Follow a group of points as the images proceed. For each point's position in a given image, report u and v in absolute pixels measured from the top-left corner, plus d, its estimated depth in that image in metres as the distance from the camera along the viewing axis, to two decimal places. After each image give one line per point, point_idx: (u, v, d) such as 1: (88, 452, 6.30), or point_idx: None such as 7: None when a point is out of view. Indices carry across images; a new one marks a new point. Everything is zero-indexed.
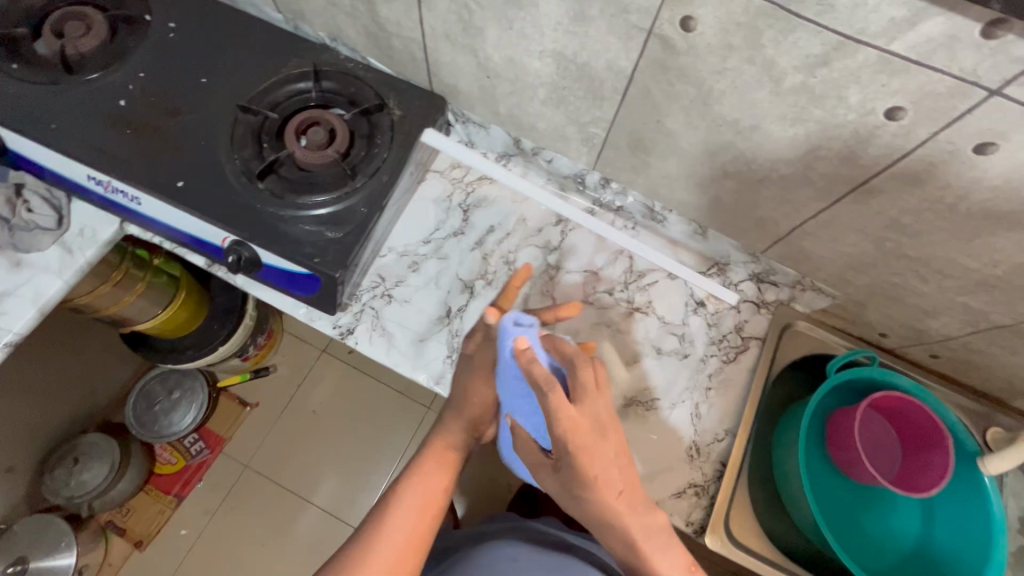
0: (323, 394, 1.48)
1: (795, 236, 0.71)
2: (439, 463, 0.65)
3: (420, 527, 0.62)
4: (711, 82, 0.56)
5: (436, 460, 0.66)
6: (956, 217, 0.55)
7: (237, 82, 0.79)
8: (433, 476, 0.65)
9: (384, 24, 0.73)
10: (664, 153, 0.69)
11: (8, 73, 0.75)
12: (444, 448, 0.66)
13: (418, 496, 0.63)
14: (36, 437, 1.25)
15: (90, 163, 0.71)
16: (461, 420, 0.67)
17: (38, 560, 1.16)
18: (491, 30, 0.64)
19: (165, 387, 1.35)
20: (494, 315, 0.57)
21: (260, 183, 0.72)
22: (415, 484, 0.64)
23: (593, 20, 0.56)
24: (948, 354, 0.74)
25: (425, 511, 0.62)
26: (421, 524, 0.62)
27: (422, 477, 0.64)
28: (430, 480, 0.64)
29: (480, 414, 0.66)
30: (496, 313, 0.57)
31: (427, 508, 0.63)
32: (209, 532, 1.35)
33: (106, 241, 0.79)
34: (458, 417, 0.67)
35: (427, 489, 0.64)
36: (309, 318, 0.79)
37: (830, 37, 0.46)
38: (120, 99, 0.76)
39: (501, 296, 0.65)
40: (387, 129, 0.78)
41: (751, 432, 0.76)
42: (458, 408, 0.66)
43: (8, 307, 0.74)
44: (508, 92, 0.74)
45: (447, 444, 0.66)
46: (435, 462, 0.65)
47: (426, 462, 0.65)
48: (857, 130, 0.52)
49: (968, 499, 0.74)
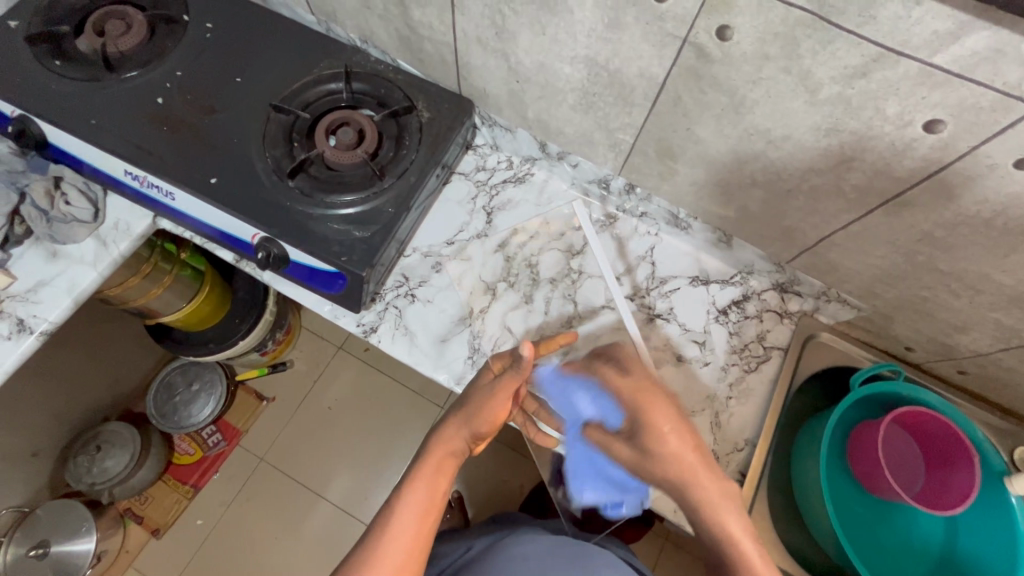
0: (339, 390, 1.50)
1: (822, 247, 0.70)
2: (441, 467, 0.64)
3: (423, 531, 0.60)
4: (744, 91, 0.56)
5: (439, 463, 0.64)
6: (992, 232, 0.54)
7: (270, 82, 0.80)
8: (436, 478, 0.63)
9: (417, 27, 0.74)
10: (691, 160, 0.69)
11: (51, 69, 0.78)
12: (446, 451, 0.65)
13: (421, 499, 0.61)
14: (61, 423, 1.28)
15: (127, 157, 0.73)
16: (467, 427, 0.65)
17: (59, 544, 1.19)
18: (524, 35, 0.65)
19: (185, 378, 1.38)
20: (529, 348, 0.60)
21: (291, 182, 0.73)
22: (417, 487, 0.62)
23: (628, 27, 0.57)
24: (977, 370, 0.73)
25: (427, 514, 0.61)
26: (423, 527, 0.60)
27: (425, 478, 0.63)
28: (435, 480, 0.63)
29: (489, 426, 0.66)
30: (530, 346, 0.61)
31: (429, 512, 0.61)
32: (223, 524, 1.37)
33: (140, 235, 0.81)
34: (466, 423, 0.65)
35: (431, 492, 0.62)
36: (333, 314, 0.80)
37: (870, 49, 0.46)
38: (158, 97, 0.78)
39: (541, 343, 0.70)
40: (415, 130, 0.79)
41: (772, 443, 0.76)
42: (466, 415, 0.65)
43: (44, 296, 0.76)
44: (537, 97, 0.74)
45: (449, 446, 0.65)
46: (436, 466, 0.64)
47: (428, 464, 0.64)
48: (893, 142, 0.52)
49: (994, 519, 0.73)
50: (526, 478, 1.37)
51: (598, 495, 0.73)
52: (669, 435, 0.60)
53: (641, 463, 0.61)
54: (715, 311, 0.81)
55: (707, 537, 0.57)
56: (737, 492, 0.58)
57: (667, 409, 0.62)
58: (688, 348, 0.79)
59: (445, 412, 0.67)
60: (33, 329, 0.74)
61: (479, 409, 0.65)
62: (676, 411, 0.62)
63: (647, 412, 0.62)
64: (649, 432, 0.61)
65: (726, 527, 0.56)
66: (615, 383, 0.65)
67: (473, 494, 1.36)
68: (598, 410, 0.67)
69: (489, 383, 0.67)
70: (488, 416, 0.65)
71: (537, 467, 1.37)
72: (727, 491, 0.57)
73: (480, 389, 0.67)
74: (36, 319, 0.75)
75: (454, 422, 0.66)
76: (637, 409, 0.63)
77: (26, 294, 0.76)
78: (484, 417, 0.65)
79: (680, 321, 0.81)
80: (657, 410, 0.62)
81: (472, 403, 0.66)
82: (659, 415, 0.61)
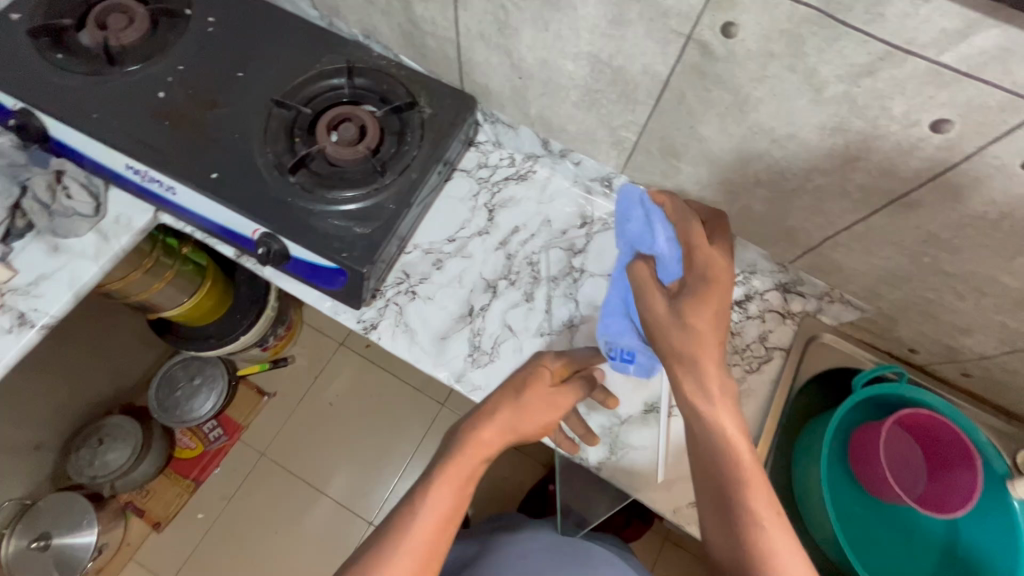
0: (340, 386, 1.50)
1: (826, 247, 0.70)
2: (475, 470, 0.61)
3: (445, 531, 0.57)
4: (749, 90, 0.55)
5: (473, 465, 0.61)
6: (999, 234, 0.54)
7: (272, 77, 0.80)
8: (469, 476, 0.60)
9: (419, 22, 0.74)
10: (695, 159, 0.69)
11: (53, 63, 0.78)
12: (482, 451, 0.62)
13: (450, 495, 0.58)
14: (63, 416, 1.29)
15: (129, 152, 0.73)
16: (508, 427, 0.64)
17: (60, 536, 1.19)
18: (527, 32, 0.65)
19: (187, 372, 1.38)
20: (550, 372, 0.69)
21: (292, 177, 0.73)
22: (448, 484, 0.59)
23: (632, 24, 0.56)
24: (981, 373, 0.72)
25: (452, 517, 0.57)
26: (448, 525, 0.57)
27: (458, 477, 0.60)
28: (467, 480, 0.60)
29: (543, 428, 0.67)
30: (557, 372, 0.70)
31: (455, 513, 0.58)
32: (224, 518, 1.38)
33: (141, 229, 0.81)
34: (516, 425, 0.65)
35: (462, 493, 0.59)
36: (333, 311, 0.80)
37: (877, 47, 0.45)
38: (160, 91, 0.77)
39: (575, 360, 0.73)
40: (417, 126, 0.78)
41: (772, 444, 0.76)
42: (512, 415, 0.64)
43: (46, 290, 0.76)
44: (540, 93, 0.74)
45: (484, 448, 0.62)
46: (469, 464, 0.61)
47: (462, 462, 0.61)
48: (899, 142, 0.51)
49: (995, 521, 0.73)
50: (526, 475, 1.36)
51: (621, 342, 0.71)
52: (707, 351, 0.55)
53: (670, 359, 0.58)
54: None
55: (724, 503, 0.51)
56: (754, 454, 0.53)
57: (720, 333, 0.56)
58: None
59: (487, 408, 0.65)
60: (33, 323, 0.74)
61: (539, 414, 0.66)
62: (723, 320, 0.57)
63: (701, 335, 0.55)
64: (682, 360, 0.57)
65: (721, 432, 0.54)
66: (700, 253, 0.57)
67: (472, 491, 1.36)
68: (666, 253, 0.60)
69: (549, 396, 0.67)
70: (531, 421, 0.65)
71: (536, 464, 1.37)
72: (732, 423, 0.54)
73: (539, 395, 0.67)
74: (38, 313, 0.75)
75: (500, 421, 0.64)
76: (682, 308, 0.56)
77: (27, 287, 0.76)
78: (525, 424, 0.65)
79: None
80: (710, 353, 0.55)
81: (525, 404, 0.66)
82: (699, 325, 0.56)
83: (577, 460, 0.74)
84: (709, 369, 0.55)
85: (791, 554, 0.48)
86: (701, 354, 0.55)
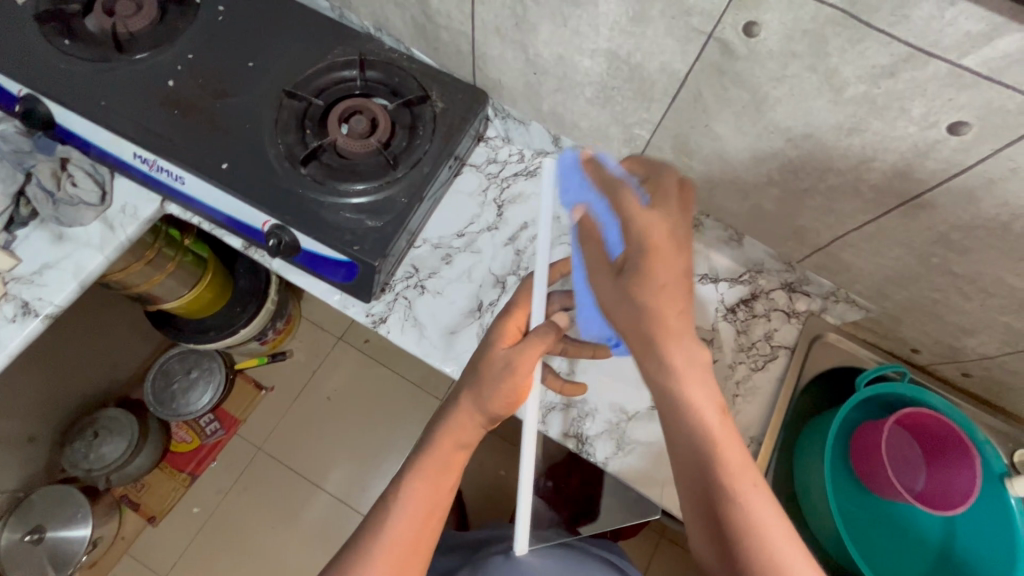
0: (339, 381, 1.49)
1: (835, 247, 0.70)
2: (449, 462, 0.62)
3: (425, 529, 0.60)
4: (768, 89, 0.56)
5: (445, 460, 0.62)
6: (1009, 236, 0.55)
7: (283, 67, 0.79)
8: (439, 477, 0.61)
9: (434, 15, 0.74)
10: (708, 158, 0.69)
11: (59, 48, 0.76)
12: (452, 444, 0.62)
13: (423, 493, 0.60)
14: (58, 408, 1.27)
15: (138, 140, 0.73)
16: (480, 409, 0.61)
17: (54, 530, 1.18)
18: (545, 27, 0.65)
19: (184, 366, 1.37)
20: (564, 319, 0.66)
21: (303, 169, 0.73)
22: (422, 480, 0.61)
23: (652, 20, 0.56)
24: (981, 373, 0.74)
25: (423, 528, 0.60)
26: (422, 523, 0.60)
27: (427, 475, 0.61)
28: (435, 479, 0.61)
29: (505, 408, 0.61)
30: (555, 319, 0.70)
31: (432, 510, 0.60)
32: (221, 512, 1.37)
33: (147, 219, 0.80)
34: (479, 411, 0.61)
35: (434, 494, 0.61)
36: (342, 305, 0.80)
37: (900, 49, 0.46)
38: (169, 80, 0.76)
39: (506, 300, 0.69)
40: (428, 120, 0.78)
41: (777, 440, 0.77)
42: (478, 396, 0.61)
43: (50, 279, 0.75)
44: (553, 89, 0.74)
45: (456, 441, 0.62)
46: (442, 461, 0.62)
47: (433, 462, 0.62)
48: (916, 144, 0.52)
49: (992, 517, 0.74)
50: None
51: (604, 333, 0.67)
52: (659, 288, 0.51)
53: (619, 301, 0.54)
54: (724, 308, 0.81)
55: (691, 451, 0.52)
56: (708, 362, 0.52)
57: (674, 260, 0.51)
58: None
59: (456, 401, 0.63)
60: (37, 312, 0.73)
61: (489, 398, 0.60)
62: (684, 270, 0.52)
63: (648, 261, 0.51)
64: (639, 275, 0.51)
65: (691, 401, 0.52)
66: (637, 216, 0.52)
67: (471, 487, 1.36)
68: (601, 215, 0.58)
69: (510, 355, 0.60)
70: (502, 396, 0.60)
71: None
72: (693, 358, 0.52)
73: (494, 373, 0.60)
74: (42, 302, 0.74)
75: (464, 412, 0.62)
76: (643, 254, 0.51)
77: (31, 276, 0.75)
78: (494, 396, 0.60)
79: (689, 319, 0.81)
80: (661, 264, 0.51)
81: (486, 386, 0.60)
82: (631, 211, 0.52)
83: (585, 455, 0.75)
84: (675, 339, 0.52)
85: (776, 527, 0.49)
86: (659, 279, 0.51)
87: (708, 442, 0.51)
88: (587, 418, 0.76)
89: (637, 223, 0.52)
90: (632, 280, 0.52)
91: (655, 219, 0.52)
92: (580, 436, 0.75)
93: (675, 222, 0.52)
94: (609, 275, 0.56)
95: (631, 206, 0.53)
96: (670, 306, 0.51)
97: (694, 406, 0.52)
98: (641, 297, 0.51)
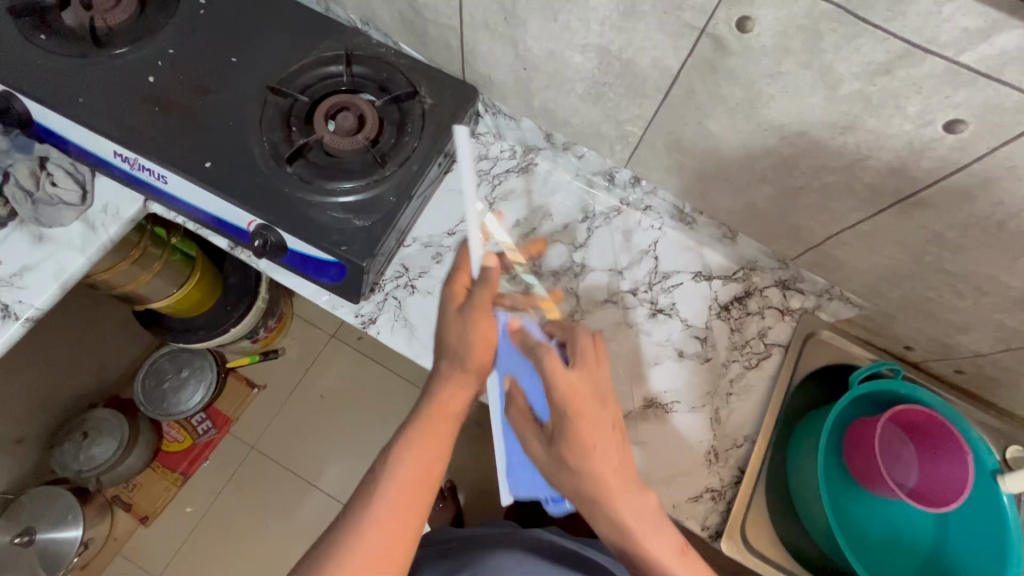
0: (332, 379, 1.48)
1: (829, 246, 0.70)
2: (439, 432, 0.60)
3: (417, 499, 0.57)
4: (761, 86, 0.55)
5: (435, 428, 0.60)
6: (1004, 235, 0.54)
7: (267, 63, 0.77)
8: (430, 446, 0.59)
9: (422, 9, 0.72)
10: (701, 155, 0.68)
11: (35, 43, 0.74)
12: (443, 414, 0.61)
13: (414, 461, 0.58)
14: (45, 409, 1.25)
15: (118, 138, 0.71)
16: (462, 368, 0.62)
17: (44, 532, 1.17)
18: (534, 22, 0.63)
19: (174, 365, 1.35)
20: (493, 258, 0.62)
21: (289, 168, 0.71)
22: (414, 448, 0.59)
23: (644, 16, 0.55)
24: (974, 370, 0.73)
25: (413, 504, 0.56)
26: (415, 492, 0.57)
27: (419, 442, 0.59)
28: (426, 447, 0.59)
29: (484, 360, 0.61)
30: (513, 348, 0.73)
31: (424, 478, 0.58)
32: (213, 512, 1.36)
33: (130, 219, 0.78)
34: (462, 369, 0.62)
35: (426, 462, 0.58)
36: (331, 305, 0.79)
37: (897, 45, 0.45)
38: (150, 76, 0.74)
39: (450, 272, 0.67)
40: (417, 117, 0.76)
41: (771, 439, 0.77)
42: (456, 356, 0.61)
43: (30, 281, 0.73)
44: (544, 85, 0.72)
45: (446, 410, 0.61)
46: (433, 431, 0.60)
47: (422, 433, 0.60)
48: (912, 142, 0.51)
49: (985, 512, 0.74)
50: None
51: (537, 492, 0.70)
52: (591, 452, 0.55)
53: (555, 467, 0.60)
54: (717, 307, 0.80)
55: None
56: (654, 506, 0.56)
57: (597, 420, 0.56)
58: (689, 345, 0.79)
59: (441, 368, 0.62)
60: (18, 315, 0.72)
61: (467, 356, 0.61)
62: (613, 422, 0.56)
63: (574, 424, 0.56)
64: (572, 445, 0.56)
65: (642, 546, 0.55)
66: (559, 380, 0.56)
67: (466, 485, 1.36)
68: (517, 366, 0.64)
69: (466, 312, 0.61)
70: (477, 349, 0.60)
71: None
72: (638, 506, 0.55)
73: (458, 337, 0.61)
74: (22, 305, 0.72)
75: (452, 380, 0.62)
76: (569, 417, 0.56)
77: (11, 278, 0.73)
78: (470, 351, 0.61)
79: (682, 318, 0.80)
80: (586, 426, 0.55)
81: (457, 347, 0.61)
82: (588, 429, 0.55)
83: None
84: (612, 486, 0.55)
85: None
86: (591, 442, 0.55)
87: (646, 550, 0.55)
88: None
89: (561, 388, 0.56)
90: (568, 452, 0.57)
91: (581, 376, 0.57)
92: None
93: (598, 383, 0.58)
94: (541, 439, 0.62)
95: (557, 365, 0.56)
96: (604, 462, 0.55)
97: (654, 560, 0.55)
98: (580, 465, 0.56)
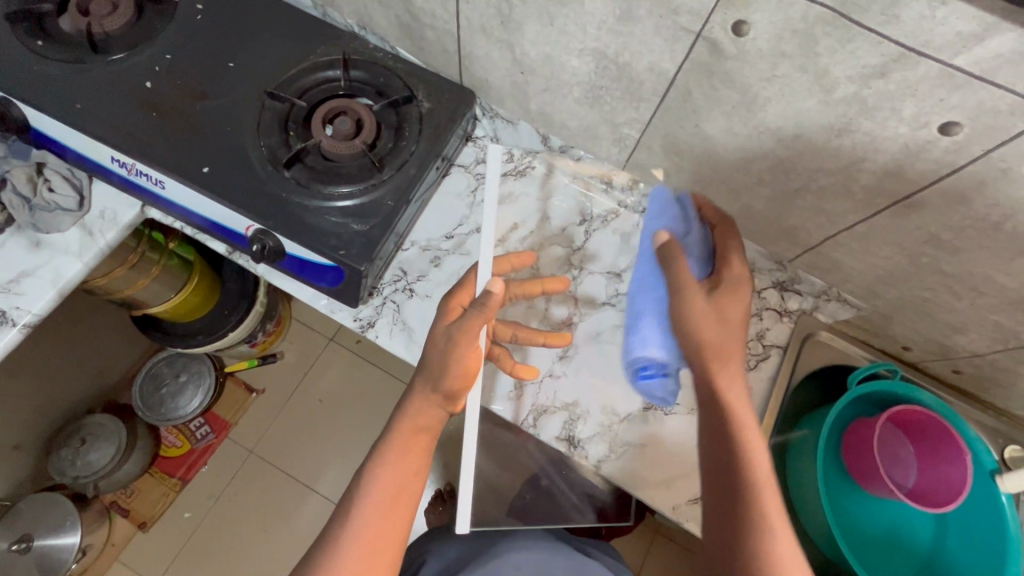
0: (330, 383, 1.48)
1: (826, 247, 0.70)
2: (413, 446, 0.60)
3: (393, 517, 0.58)
4: (758, 89, 0.55)
5: (408, 443, 0.60)
6: (1000, 237, 0.54)
7: (264, 68, 0.77)
8: (404, 463, 0.60)
9: (419, 14, 0.72)
10: (698, 157, 0.68)
11: (32, 49, 0.74)
12: (416, 428, 0.61)
13: (388, 479, 0.59)
14: (43, 415, 1.25)
15: (115, 144, 0.71)
16: (434, 387, 0.60)
17: (41, 539, 1.16)
18: (531, 26, 0.63)
19: (172, 370, 1.34)
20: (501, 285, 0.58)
21: (287, 172, 0.71)
22: (388, 467, 0.59)
23: (641, 19, 0.55)
24: (971, 370, 0.74)
25: (387, 523, 0.57)
26: (391, 509, 0.58)
27: (393, 461, 0.59)
28: (401, 464, 0.59)
29: (460, 383, 0.59)
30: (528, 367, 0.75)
31: (399, 496, 0.58)
32: (212, 518, 1.36)
33: (127, 224, 0.78)
34: (433, 390, 0.60)
35: (400, 480, 0.59)
36: (329, 309, 0.79)
37: (892, 49, 0.45)
38: (146, 81, 0.74)
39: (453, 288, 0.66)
40: (415, 121, 0.77)
41: (769, 440, 0.77)
42: (430, 375, 0.59)
43: (27, 287, 0.73)
44: (542, 89, 0.72)
45: (417, 424, 0.61)
46: (407, 446, 0.60)
47: (396, 448, 0.60)
48: (907, 144, 0.51)
49: (983, 512, 0.74)
50: None
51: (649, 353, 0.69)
52: (731, 389, 0.61)
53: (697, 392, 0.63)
54: None
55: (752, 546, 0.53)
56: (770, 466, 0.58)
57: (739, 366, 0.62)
58: None
59: (411, 386, 0.62)
60: (15, 322, 0.71)
61: (439, 376, 0.59)
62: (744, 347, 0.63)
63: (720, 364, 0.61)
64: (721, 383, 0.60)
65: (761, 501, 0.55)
66: (705, 318, 0.62)
67: None
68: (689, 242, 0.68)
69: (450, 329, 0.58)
70: (454, 370, 0.58)
71: None
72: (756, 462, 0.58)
73: (437, 354, 0.58)
74: (20, 311, 0.72)
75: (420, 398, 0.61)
76: (725, 355, 0.61)
77: (7, 285, 0.73)
78: (445, 373, 0.58)
79: None
80: (734, 361, 0.61)
81: (436, 368, 0.59)
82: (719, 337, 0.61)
83: (578, 458, 0.74)
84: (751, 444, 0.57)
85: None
86: (724, 380, 0.60)
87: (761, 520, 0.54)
88: (578, 421, 0.75)
89: (706, 329, 0.61)
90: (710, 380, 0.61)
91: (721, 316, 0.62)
92: (573, 439, 0.74)
93: (735, 332, 0.63)
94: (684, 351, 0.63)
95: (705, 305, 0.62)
96: (741, 411, 0.60)
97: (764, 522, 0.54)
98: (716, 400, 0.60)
